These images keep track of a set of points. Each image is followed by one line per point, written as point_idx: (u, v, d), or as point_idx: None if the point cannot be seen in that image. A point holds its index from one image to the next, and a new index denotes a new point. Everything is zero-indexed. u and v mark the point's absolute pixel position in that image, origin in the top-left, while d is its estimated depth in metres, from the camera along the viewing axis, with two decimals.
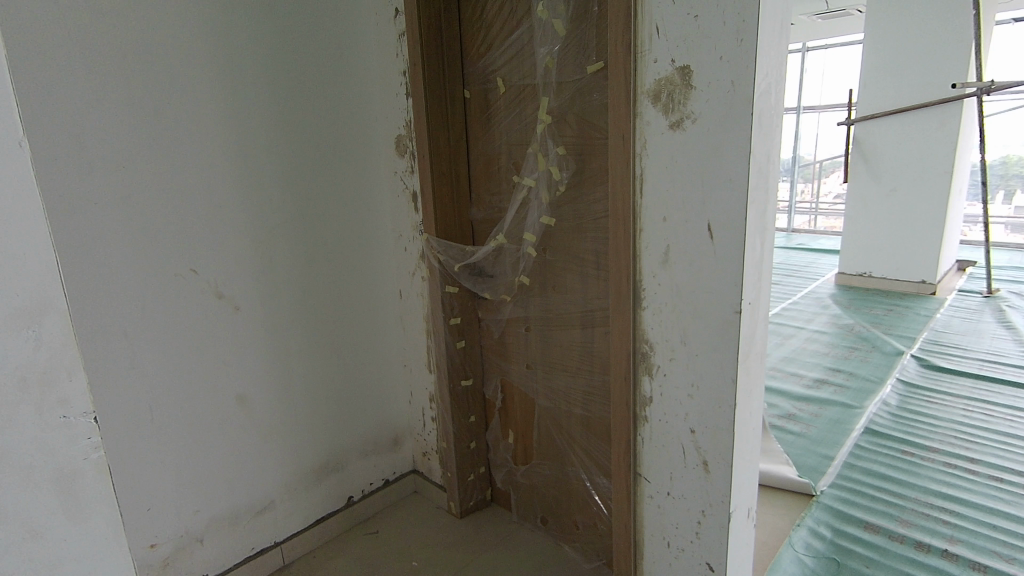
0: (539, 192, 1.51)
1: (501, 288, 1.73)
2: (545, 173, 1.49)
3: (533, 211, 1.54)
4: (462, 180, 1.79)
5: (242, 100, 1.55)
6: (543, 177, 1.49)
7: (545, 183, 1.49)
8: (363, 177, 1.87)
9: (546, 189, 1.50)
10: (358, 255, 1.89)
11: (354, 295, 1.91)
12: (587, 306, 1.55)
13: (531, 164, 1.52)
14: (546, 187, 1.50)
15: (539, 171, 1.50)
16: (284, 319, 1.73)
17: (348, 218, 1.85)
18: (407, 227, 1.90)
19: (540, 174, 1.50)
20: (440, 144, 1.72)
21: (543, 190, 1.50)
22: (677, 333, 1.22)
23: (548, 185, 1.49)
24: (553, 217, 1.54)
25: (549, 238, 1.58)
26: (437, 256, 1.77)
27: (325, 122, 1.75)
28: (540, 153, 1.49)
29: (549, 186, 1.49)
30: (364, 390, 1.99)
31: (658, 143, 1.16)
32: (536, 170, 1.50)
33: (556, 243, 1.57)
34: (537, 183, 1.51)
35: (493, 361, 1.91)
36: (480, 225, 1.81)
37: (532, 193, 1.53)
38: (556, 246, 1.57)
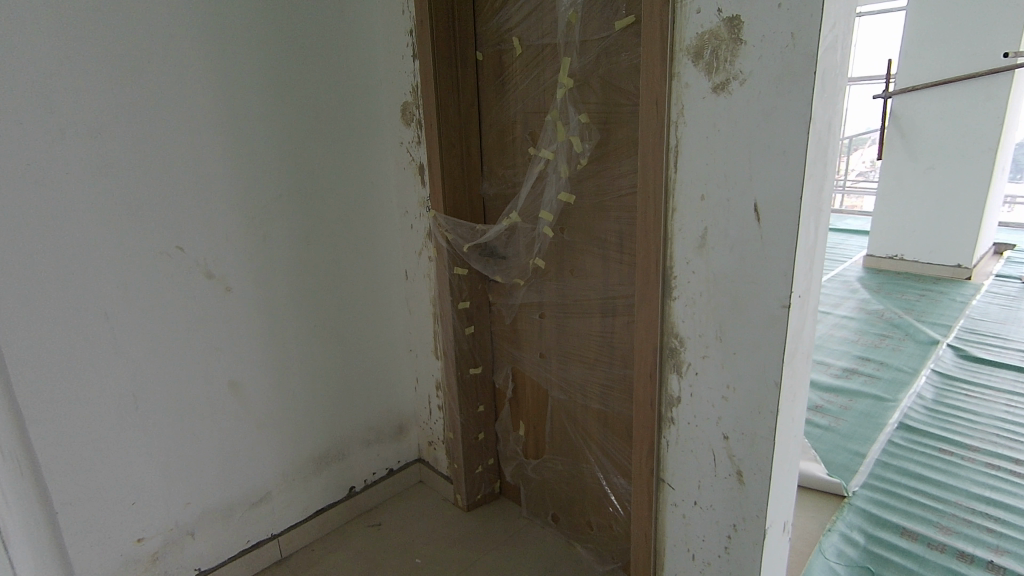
0: (558, 166, 1.36)
1: (514, 271, 1.59)
2: (565, 145, 1.34)
3: (551, 187, 1.39)
4: (474, 152, 1.64)
5: (232, 60, 1.40)
6: (563, 148, 1.34)
7: (565, 155, 1.34)
8: (365, 147, 1.72)
9: (566, 162, 1.34)
10: (360, 232, 1.76)
11: (356, 276, 1.78)
12: (608, 293, 1.40)
13: (549, 134, 1.36)
14: (565, 160, 1.35)
15: (557, 142, 1.35)
16: (281, 301, 1.62)
17: (350, 193, 1.71)
18: (413, 203, 1.75)
19: (560, 146, 1.34)
20: (450, 111, 1.57)
21: (562, 163, 1.35)
22: (712, 327, 1.08)
23: (568, 158, 1.34)
24: (573, 194, 1.39)
25: (568, 218, 1.43)
26: (445, 235, 1.63)
27: (323, 86, 1.59)
28: (559, 121, 1.33)
29: (570, 160, 1.34)
30: (367, 376, 1.88)
31: (697, 110, 1.00)
32: (555, 141, 1.35)
33: (577, 223, 1.42)
34: (556, 156, 1.35)
35: (504, 348, 1.78)
36: (493, 202, 1.66)
37: (550, 167, 1.37)
38: (575, 226, 1.43)
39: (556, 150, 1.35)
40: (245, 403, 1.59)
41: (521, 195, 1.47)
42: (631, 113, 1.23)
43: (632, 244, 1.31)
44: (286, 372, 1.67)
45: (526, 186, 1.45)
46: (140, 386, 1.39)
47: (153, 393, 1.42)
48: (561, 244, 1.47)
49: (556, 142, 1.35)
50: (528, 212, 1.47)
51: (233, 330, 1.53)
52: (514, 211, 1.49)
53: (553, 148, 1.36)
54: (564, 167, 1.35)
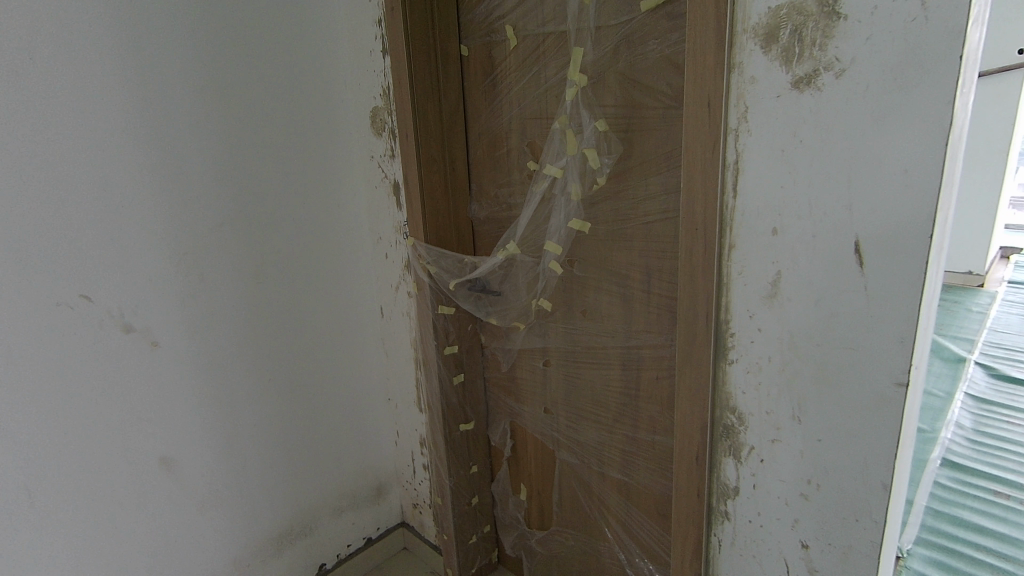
0: (569, 186, 1.08)
1: (512, 311, 1.30)
2: (577, 159, 1.06)
3: (559, 210, 1.12)
4: (460, 167, 1.36)
5: (149, 56, 1.10)
6: (575, 163, 1.06)
7: (578, 171, 1.06)
8: (327, 163, 1.43)
9: (579, 180, 1.07)
10: (324, 264, 1.46)
11: (320, 317, 1.48)
12: (631, 341, 1.13)
13: (557, 147, 1.08)
14: (577, 179, 1.07)
15: (568, 156, 1.07)
16: (226, 353, 1.31)
17: (309, 218, 1.41)
18: (388, 228, 1.46)
19: (571, 160, 1.06)
20: (429, 119, 1.28)
21: (575, 183, 1.07)
22: (786, 404, 0.80)
23: (581, 175, 1.06)
24: (586, 220, 1.11)
25: (580, 247, 1.16)
26: (428, 268, 1.35)
27: (272, 89, 1.29)
28: (570, 129, 1.05)
29: (583, 177, 1.06)
30: (336, 434, 1.57)
31: (768, 114, 0.73)
32: (566, 154, 1.07)
33: (592, 253, 1.14)
34: (568, 173, 1.07)
35: (501, 399, 1.50)
36: (484, 227, 1.38)
37: (559, 187, 1.10)
38: (589, 257, 1.15)
39: (566, 166, 1.07)
40: (181, 480, 1.29)
41: (522, 220, 1.18)
42: (662, 117, 0.96)
43: (665, 283, 1.04)
44: (234, 439, 1.36)
45: (526, 209, 1.17)
46: (37, 471, 1.10)
47: (54, 478, 1.13)
48: (571, 280, 1.20)
49: (566, 155, 1.07)
50: (530, 241, 1.19)
51: (162, 394, 1.23)
52: (512, 240, 1.20)
53: (563, 163, 1.07)
54: (576, 186, 1.07)
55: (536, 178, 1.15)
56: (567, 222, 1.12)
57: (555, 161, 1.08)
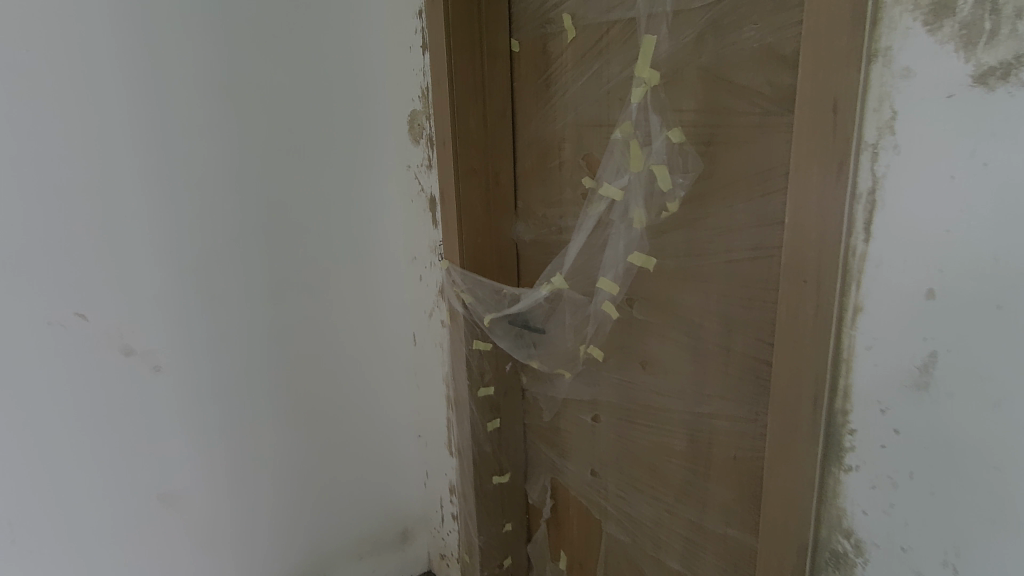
0: (630, 211, 0.87)
1: (557, 355, 1.09)
2: (642, 177, 0.84)
3: (616, 239, 0.91)
4: (506, 182, 1.17)
5: (161, 56, 1.02)
6: (639, 182, 0.85)
7: (642, 193, 0.85)
8: (361, 172, 1.26)
9: (644, 204, 0.86)
10: (352, 285, 1.31)
11: (345, 343, 1.33)
12: (700, 410, 0.91)
13: (618, 162, 0.87)
14: (641, 202, 0.86)
15: (630, 173, 0.86)
16: (237, 379, 1.19)
17: (336, 234, 1.26)
18: (423, 248, 1.28)
19: (634, 179, 0.85)
20: (470, 125, 1.11)
21: (637, 207, 0.86)
22: (932, 544, 0.55)
23: (646, 197, 0.85)
24: (649, 253, 0.90)
25: (642, 285, 0.94)
26: (463, 298, 1.18)
27: (300, 90, 1.16)
28: (634, 140, 0.84)
29: (647, 199, 0.85)
30: (358, 473, 1.42)
31: (930, 121, 0.49)
32: (628, 171, 0.86)
33: (657, 294, 0.92)
34: (630, 195, 0.86)
35: (543, 450, 1.29)
36: (530, 252, 1.18)
37: (617, 212, 0.89)
38: (653, 298, 0.93)
39: (627, 185, 0.86)
40: (184, 515, 1.19)
41: (572, 248, 0.98)
42: (757, 126, 0.73)
43: (750, 340, 0.81)
44: (243, 474, 1.24)
45: (576, 236, 0.97)
46: (26, 496, 1.05)
47: (46, 504, 1.06)
48: (629, 324, 0.98)
49: (629, 172, 0.86)
50: (579, 274, 0.99)
51: (163, 421, 1.13)
52: (558, 272, 1.01)
53: (624, 181, 0.87)
54: (639, 212, 0.86)
55: (591, 199, 0.94)
56: (626, 254, 0.91)
57: (613, 180, 0.88)
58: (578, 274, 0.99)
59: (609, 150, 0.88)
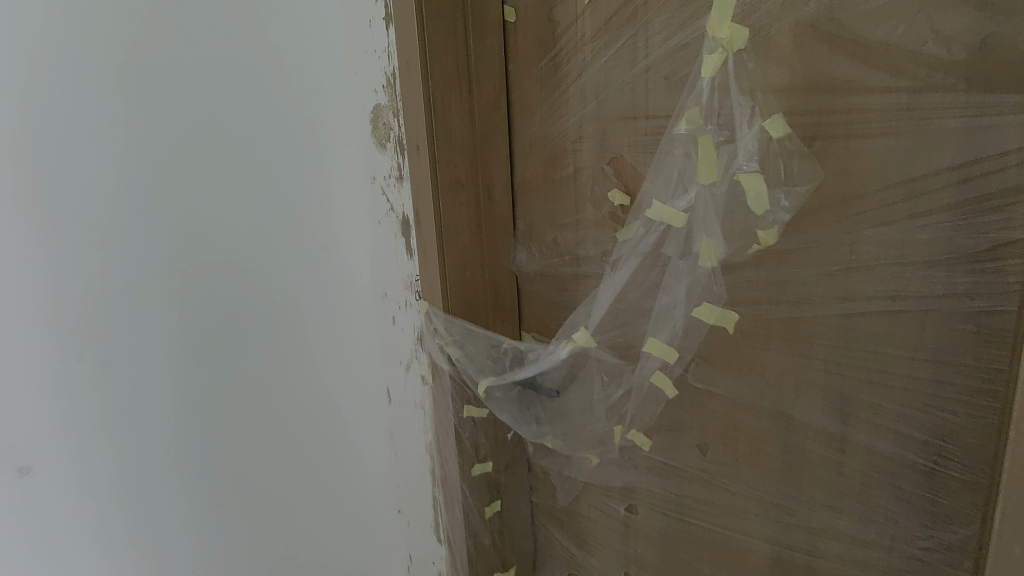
0: (694, 244, 0.60)
1: (584, 436, 0.81)
2: (713, 194, 0.57)
3: (674, 285, 0.64)
4: (500, 197, 0.89)
5: (30, 58, 0.80)
6: (711, 201, 0.58)
7: (715, 215, 0.58)
8: (309, 187, 1.00)
9: (722, 230, 0.58)
10: (302, 329, 1.05)
11: (296, 400, 1.08)
12: (788, 519, 0.65)
13: (675, 171, 0.60)
14: (715, 229, 0.59)
15: (693, 188, 0.58)
16: (158, 452, 0.97)
17: (277, 269, 1.00)
18: (395, 283, 1.00)
19: (703, 195, 0.58)
20: (453, 123, 0.82)
21: (708, 236, 0.59)
22: None
23: (722, 221, 0.58)
24: (716, 301, 0.62)
25: (706, 346, 0.65)
26: (453, 354, 0.89)
27: (217, 89, 0.91)
28: (702, 136, 0.57)
29: (722, 225, 0.58)
30: (323, 554, 1.17)
31: None
32: (693, 184, 0.58)
33: (728, 358, 0.64)
34: (699, 221, 0.59)
35: (558, 537, 1.01)
36: (535, 287, 0.91)
37: (676, 245, 0.62)
38: (723, 364, 0.65)
39: (693, 204, 0.59)
40: None
41: (605, 294, 0.70)
42: (904, 109, 0.48)
43: (880, 430, 0.55)
44: (175, 562, 1.03)
45: (609, 276, 0.69)
46: None
47: None
48: (684, 396, 0.70)
49: (695, 185, 0.58)
50: (612, 328, 0.71)
51: (46, 516, 0.94)
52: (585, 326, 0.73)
53: (689, 199, 0.59)
54: (712, 244, 0.59)
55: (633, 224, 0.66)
56: (687, 305, 0.64)
57: (667, 197, 0.61)
58: (608, 328, 0.72)
59: (659, 153, 0.61)
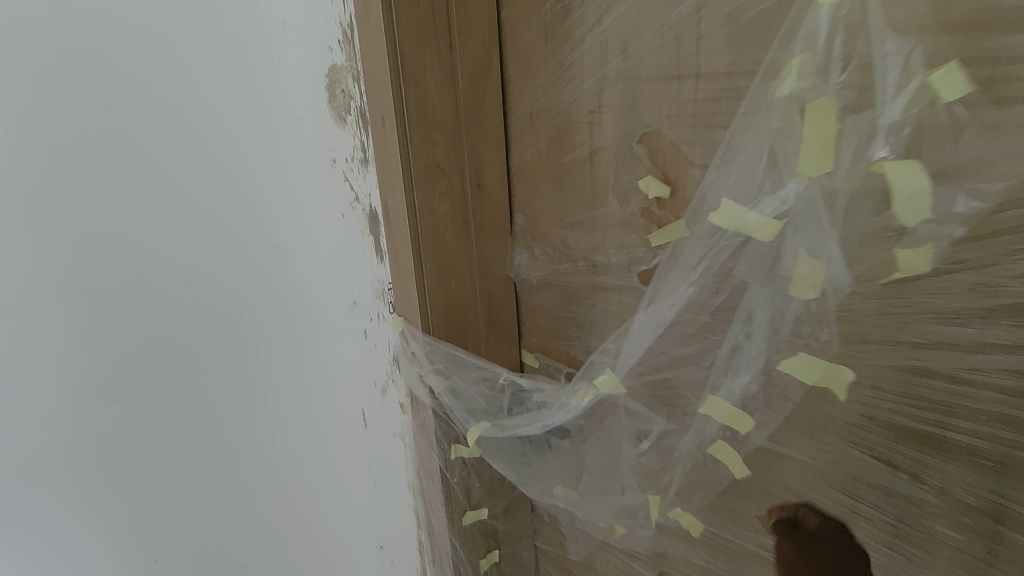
0: (783, 264, 0.43)
1: (603, 501, 0.66)
2: (819, 191, 0.39)
3: (751, 321, 0.46)
4: (493, 186, 0.70)
5: None
6: (822, 202, 0.40)
7: (824, 222, 0.40)
8: (250, 174, 0.80)
9: (840, 244, 0.40)
10: (250, 348, 0.85)
11: (248, 434, 0.89)
12: None
13: (767, 149, 0.41)
14: (821, 242, 0.41)
15: (786, 181, 0.40)
16: (75, 507, 0.80)
17: (215, 275, 0.81)
18: (365, 291, 0.81)
19: (808, 194, 0.40)
20: (430, 92, 0.63)
21: (808, 254, 0.41)
22: None
23: (833, 232, 0.40)
24: (804, 342, 0.44)
25: (792, 399, 0.47)
26: (438, 390, 0.72)
27: (119, 50, 0.71)
28: (812, 100, 0.38)
29: (831, 237, 0.40)
30: None
31: None
32: (794, 176, 0.40)
33: (820, 417, 0.46)
34: (801, 231, 0.41)
35: None
36: (538, 297, 0.74)
37: (754, 265, 0.44)
38: (811, 425, 0.47)
39: (785, 203, 0.41)
40: None
41: (641, 330, 0.54)
42: None
43: None
44: None
45: (644, 309, 0.53)
46: None
47: None
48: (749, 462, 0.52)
49: (796, 176, 0.40)
50: (654, 363, 0.55)
51: None
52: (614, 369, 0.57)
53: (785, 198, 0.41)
54: (817, 265, 0.41)
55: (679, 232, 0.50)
56: (767, 349, 0.46)
57: (750, 194, 0.43)
58: (649, 358, 0.55)
59: (735, 131, 0.43)
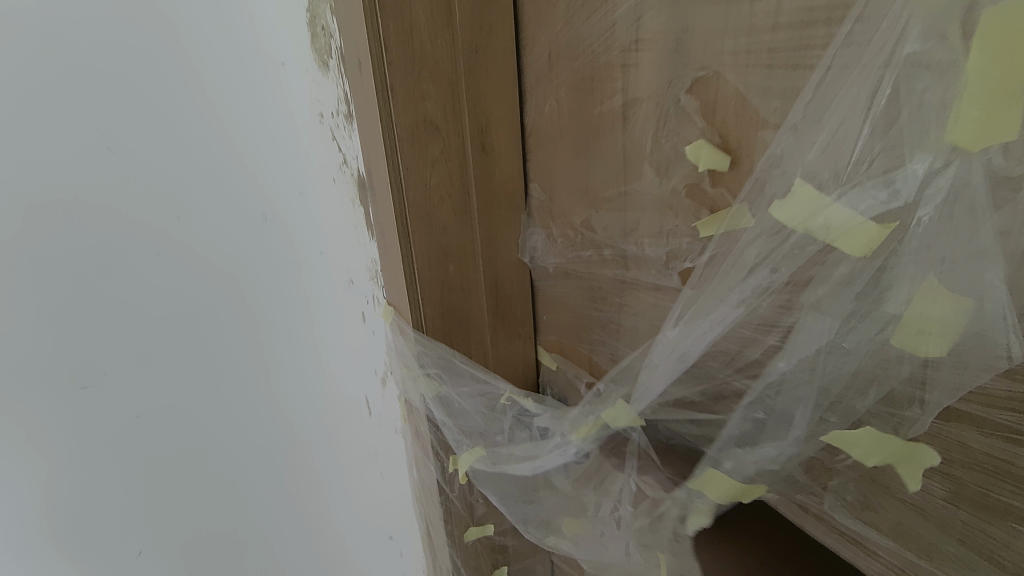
0: (899, 274, 0.30)
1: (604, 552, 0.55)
2: (980, 177, 0.26)
3: (834, 344, 0.34)
4: (501, 149, 0.57)
5: None
6: (982, 191, 0.26)
7: (979, 217, 0.27)
8: (227, 128, 0.67)
9: (1005, 274, 0.27)
10: (238, 330, 0.75)
11: (238, 427, 0.79)
12: None
13: (887, 84, 0.28)
14: (970, 270, 0.27)
15: (915, 152, 0.28)
16: (45, 507, 0.72)
17: (192, 248, 0.69)
18: (360, 270, 0.70)
19: (958, 184, 0.27)
20: (420, 27, 0.49)
21: (939, 280, 0.28)
22: None
23: (986, 237, 0.27)
24: (912, 385, 0.32)
25: (863, 464, 0.36)
26: (429, 398, 0.61)
27: None
28: (986, 8, 0.23)
29: (974, 253, 0.27)
30: None
31: None
32: (924, 149, 0.27)
33: (914, 489, 0.34)
34: (921, 226, 0.28)
35: None
36: (556, 288, 0.60)
37: (855, 268, 0.32)
38: (891, 497, 0.36)
39: (897, 180, 0.29)
40: None
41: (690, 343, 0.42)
42: None
43: None
44: None
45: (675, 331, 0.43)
46: None
47: None
48: (807, 519, 0.41)
49: (923, 145, 0.27)
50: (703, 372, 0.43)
51: None
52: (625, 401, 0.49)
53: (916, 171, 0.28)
54: (960, 301, 0.28)
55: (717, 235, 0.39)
56: (849, 381, 0.34)
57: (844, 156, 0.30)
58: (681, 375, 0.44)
59: (828, 72, 0.30)
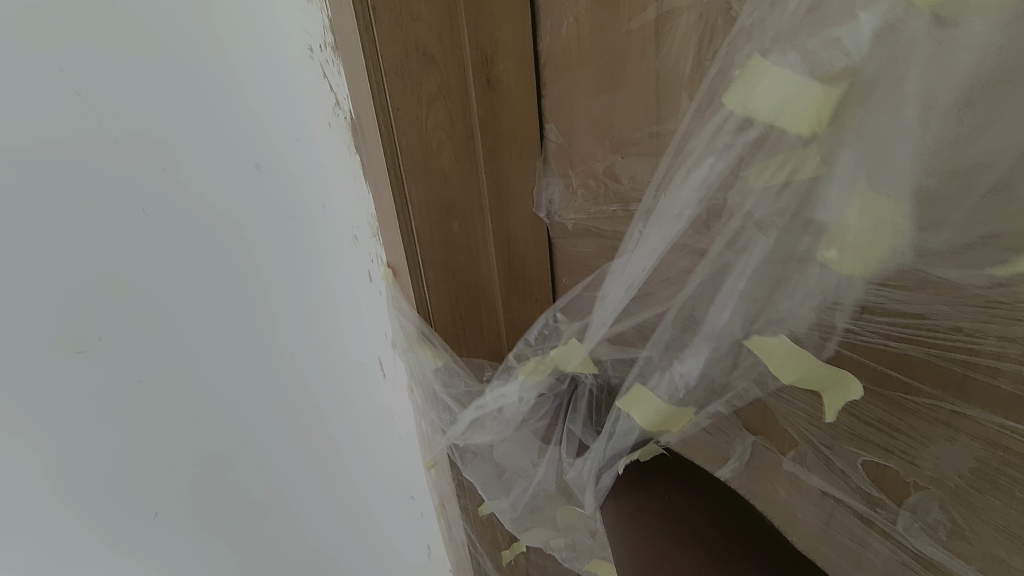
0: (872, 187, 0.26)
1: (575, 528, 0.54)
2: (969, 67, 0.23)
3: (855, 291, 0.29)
4: (512, 82, 0.48)
5: None
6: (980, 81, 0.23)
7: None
8: (211, 63, 0.59)
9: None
10: (240, 289, 0.70)
11: (247, 389, 0.76)
12: None
13: None
14: (956, 179, 0.25)
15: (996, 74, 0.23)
16: (51, 471, 0.70)
17: (183, 200, 0.63)
18: (362, 223, 0.63)
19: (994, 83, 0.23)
20: None
21: (866, 182, 0.26)
22: None
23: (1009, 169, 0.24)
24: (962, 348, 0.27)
25: (948, 477, 0.30)
26: (433, 370, 0.56)
27: None
28: None
29: (965, 169, 0.24)
30: (319, 549, 0.94)
31: None
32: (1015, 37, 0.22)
33: (1023, 520, 0.27)
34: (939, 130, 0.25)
35: None
36: (577, 247, 0.52)
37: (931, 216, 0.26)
38: (987, 524, 0.29)
39: (943, 109, 0.24)
40: None
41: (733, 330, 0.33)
42: None
43: None
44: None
45: None
46: None
47: None
48: (871, 536, 0.35)
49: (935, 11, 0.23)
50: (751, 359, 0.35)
51: None
52: (580, 340, 0.44)
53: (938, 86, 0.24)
54: (882, 202, 0.25)
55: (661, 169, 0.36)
56: (916, 365, 0.30)
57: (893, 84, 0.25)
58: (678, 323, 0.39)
59: None
